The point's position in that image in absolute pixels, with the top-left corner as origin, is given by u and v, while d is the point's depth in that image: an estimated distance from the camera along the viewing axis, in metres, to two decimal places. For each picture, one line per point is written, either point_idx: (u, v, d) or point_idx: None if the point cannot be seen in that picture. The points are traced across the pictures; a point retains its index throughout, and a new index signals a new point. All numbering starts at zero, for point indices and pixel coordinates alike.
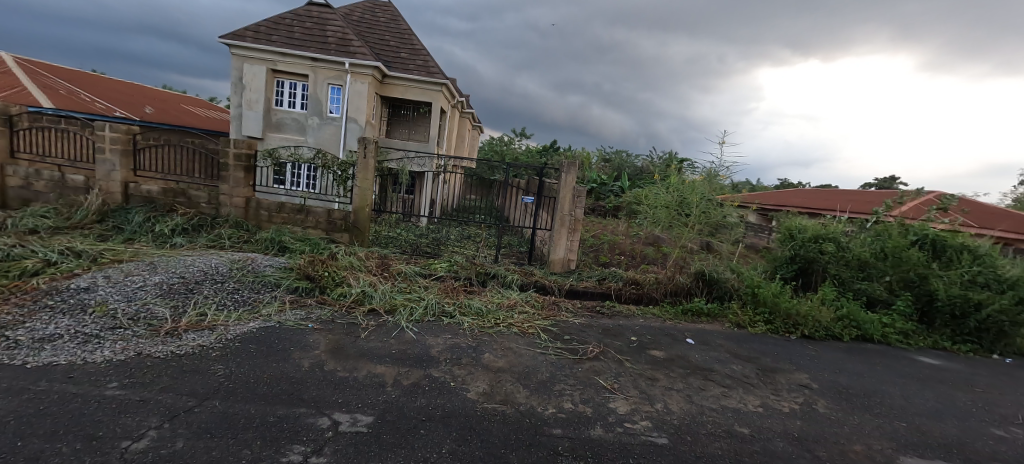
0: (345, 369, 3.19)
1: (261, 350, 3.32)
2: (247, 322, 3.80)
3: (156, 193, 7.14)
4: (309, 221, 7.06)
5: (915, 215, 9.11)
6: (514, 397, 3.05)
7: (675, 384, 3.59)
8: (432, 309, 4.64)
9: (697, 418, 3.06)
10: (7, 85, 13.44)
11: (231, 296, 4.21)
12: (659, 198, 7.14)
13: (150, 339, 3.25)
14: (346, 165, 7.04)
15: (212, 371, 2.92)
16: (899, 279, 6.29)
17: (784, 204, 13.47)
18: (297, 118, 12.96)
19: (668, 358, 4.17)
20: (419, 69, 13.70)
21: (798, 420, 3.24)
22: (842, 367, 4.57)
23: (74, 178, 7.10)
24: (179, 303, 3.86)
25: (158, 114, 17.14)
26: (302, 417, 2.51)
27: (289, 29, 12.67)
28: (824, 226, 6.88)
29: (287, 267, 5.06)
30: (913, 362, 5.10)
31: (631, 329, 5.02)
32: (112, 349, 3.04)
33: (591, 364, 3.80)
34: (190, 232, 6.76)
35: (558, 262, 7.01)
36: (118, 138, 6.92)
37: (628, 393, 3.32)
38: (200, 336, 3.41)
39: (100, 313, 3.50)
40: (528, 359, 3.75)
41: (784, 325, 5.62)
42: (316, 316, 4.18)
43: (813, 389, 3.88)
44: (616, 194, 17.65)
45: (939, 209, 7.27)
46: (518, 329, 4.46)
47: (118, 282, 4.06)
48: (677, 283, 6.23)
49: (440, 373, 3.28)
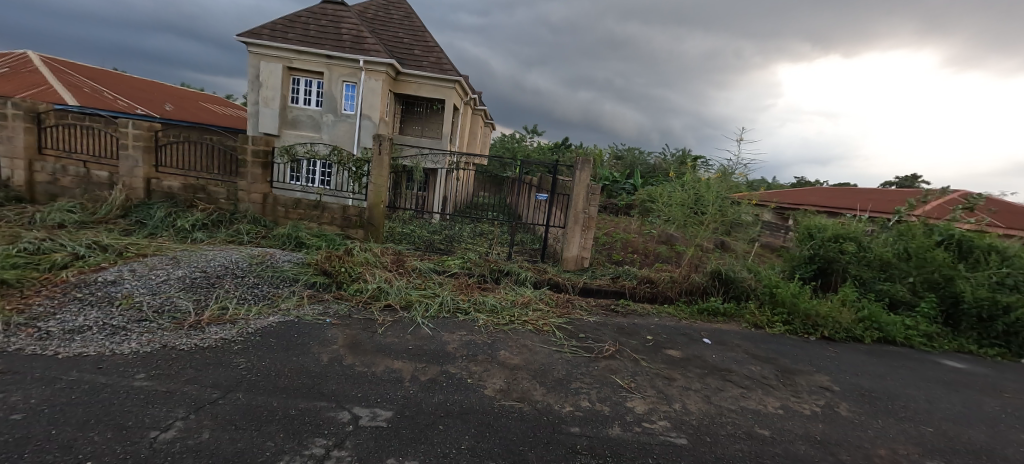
0: (363, 364, 3.22)
1: (282, 344, 3.38)
2: (266, 316, 3.86)
3: (177, 188, 7.31)
4: (324, 217, 7.21)
5: (939, 215, 8.96)
6: (531, 395, 3.05)
7: (693, 384, 3.55)
8: (447, 305, 4.68)
9: (716, 419, 3.03)
10: (35, 84, 13.82)
11: (251, 291, 4.26)
12: (674, 197, 7.08)
13: (175, 331, 3.32)
14: (361, 162, 7.15)
15: (234, 364, 2.97)
16: (922, 280, 6.21)
17: (802, 203, 13.27)
18: (313, 115, 13.11)
19: (685, 358, 4.13)
20: (432, 66, 13.75)
21: (819, 422, 3.19)
22: (864, 370, 4.49)
23: (100, 174, 7.35)
24: (201, 297, 3.90)
25: (177, 111, 17.48)
26: (323, 411, 2.54)
27: (304, 27, 12.81)
28: (844, 225, 6.80)
29: (304, 263, 5.12)
30: (937, 366, 5.00)
31: (646, 328, 4.98)
32: (138, 341, 3.11)
33: (606, 362, 3.77)
34: (210, 227, 6.91)
35: (571, 260, 7.00)
36: (140, 135, 7.13)
37: (646, 392, 3.29)
38: (222, 329, 3.47)
39: (126, 306, 3.53)
40: (544, 357, 3.73)
41: (803, 325, 5.56)
42: (333, 311, 4.24)
43: (835, 391, 3.81)
44: (628, 192, 17.64)
45: (965, 209, 7.16)
46: (532, 327, 4.46)
47: (142, 275, 4.07)
48: (693, 282, 6.19)
49: (456, 369, 3.29)
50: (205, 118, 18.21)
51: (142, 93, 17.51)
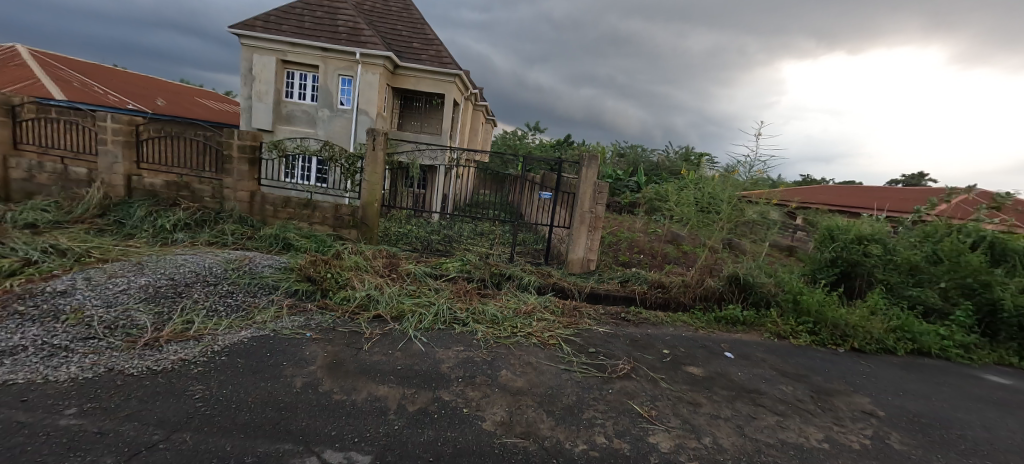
0: (342, 390, 2.77)
1: (251, 366, 2.93)
2: (238, 331, 3.42)
3: (159, 186, 6.86)
4: (315, 217, 6.76)
5: (962, 215, 8.52)
6: (537, 429, 2.61)
7: (721, 411, 3.10)
8: (443, 316, 4.23)
9: (754, 459, 2.58)
10: (22, 77, 13.37)
11: (223, 301, 3.81)
12: (686, 196, 6.64)
13: (125, 352, 2.88)
14: (354, 158, 6.71)
15: (189, 393, 2.53)
16: (955, 286, 5.74)
17: (814, 201, 12.82)
18: (308, 110, 12.63)
19: (708, 377, 3.69)
20: (431, 59, 13.30)
21: (872, 460, 2.75)
22: (905, 388, 4.06)
23: (78, 171, 6.90)
24: (163, 310, 3.45)
25: (170, 107, 17.02)
26: (287, 457, 2.11)
27: (298, 19, 12.37)
28: (866, 225, 6.38)
29: (286, 268, 4.68)
30: (981, 382, 4.56)
31: (662, 340, 4.53)
32: (79, 365, 2.67)
33: (621, 384, 3.33)
34: (193, 227, 6.48)
35: (576, 263, 6.56)
36: (120, 129, 6.70)
37: (669, 423, 2.85)
38: (183, 347, 3.03)
39: (74, 321, 3.09)
40: (551, 378, 3.29)
41: (831, 336, 5.11)
42: (315, 323, 3.79)
43: (881, 417, 3.37)
44: (632, 190, 17.15)
45: (990, 209, 6.67)
46: (537, 340, 4.02)
47: (98, 285, 3.62)
48: (708, 287, 5.73)
49: (450, 396, 2.84)
50: (199, 114, 17.76)
51: (134, 88, 17.05)
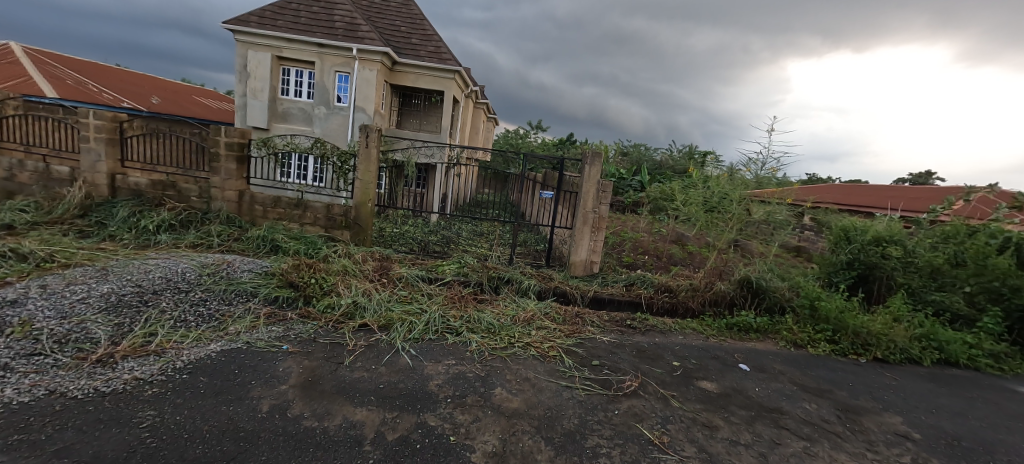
0: (315, 415, 2.45)
1: (214, 385, 2.62)
2: (206, 344, 3.10)
3: (144, 185, 6.55)
4: (306, 217, 6.46)
5: (981, 215, 8.15)
6: (533, 461, 2.29)
7: (741, 436, 2.78)
8: (434, 325, 3.90)
9: None
10: (13, 75, 13.12)
11: (194, 310, 3.50)
12: (694, 195, 6.30)
13: (73, 371, 2.57)
14: (346, 155, 6.38)
15: (135, 421, 2.22)
16: (981, 290, 5.35)
17: (824, 200, 12.45)
18: (304, 107, 12.34)
19: (724, 394, 3.36)
20: (430, 55, 12.96)
21: None
22: (937, 404, 3.72)
23: (60, 169, 6.58)
24: (124, 321, 3.14)
25: (165, 105, 16.73)
26: None
27: (294, 14, 12.07)
28: (885, 226, 6.02)
29: (267, 273, 4.36)
30: (1016, 395, 4.22)
31: (671, 351, 4.19)
32: (15, 387, 2.36)
33: (629, 403, 3.01)
34: (178, 228, 6.18)
35: (579, 265, 6.23)
36: (102, 126, 6.36)
37: (683, 452, 2.53)
38: (140, 364, 2.72)
39: (20, 335, 2.78)
40: (550, 397, 2.96)
41: (851, 345, 4.77)
42: (294, 334, 3.47)
43: (917, 441, 3.03)
44: (635, 189, 16.85)
45: (1012, 208, 6.31)
46: (537, 351, 3.69)
47: (55, 294, 3.31)
48: (718, 291, 5.39)
49: (436, 421, 2.52)
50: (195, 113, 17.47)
51: (129, 86, 16.79)
